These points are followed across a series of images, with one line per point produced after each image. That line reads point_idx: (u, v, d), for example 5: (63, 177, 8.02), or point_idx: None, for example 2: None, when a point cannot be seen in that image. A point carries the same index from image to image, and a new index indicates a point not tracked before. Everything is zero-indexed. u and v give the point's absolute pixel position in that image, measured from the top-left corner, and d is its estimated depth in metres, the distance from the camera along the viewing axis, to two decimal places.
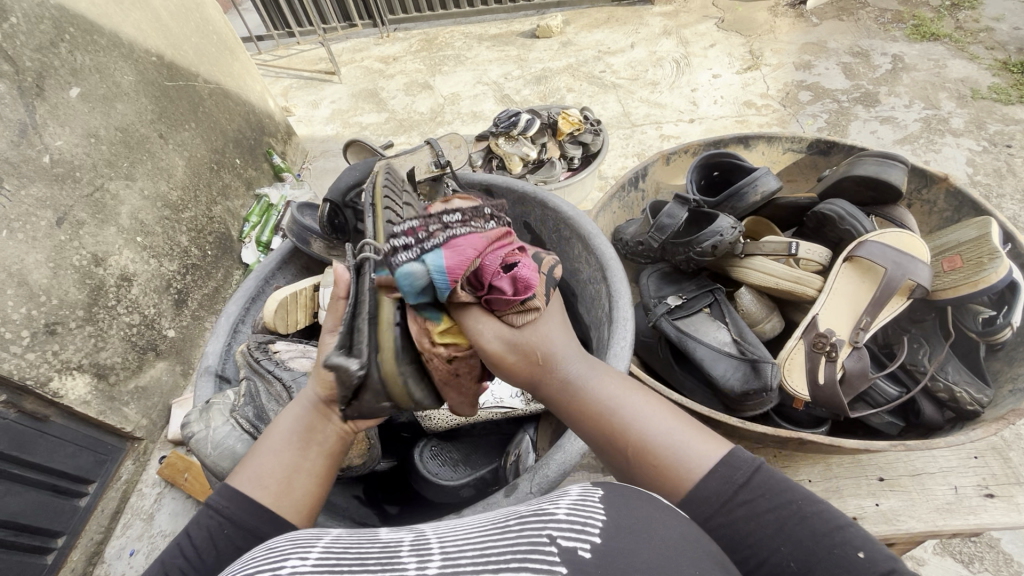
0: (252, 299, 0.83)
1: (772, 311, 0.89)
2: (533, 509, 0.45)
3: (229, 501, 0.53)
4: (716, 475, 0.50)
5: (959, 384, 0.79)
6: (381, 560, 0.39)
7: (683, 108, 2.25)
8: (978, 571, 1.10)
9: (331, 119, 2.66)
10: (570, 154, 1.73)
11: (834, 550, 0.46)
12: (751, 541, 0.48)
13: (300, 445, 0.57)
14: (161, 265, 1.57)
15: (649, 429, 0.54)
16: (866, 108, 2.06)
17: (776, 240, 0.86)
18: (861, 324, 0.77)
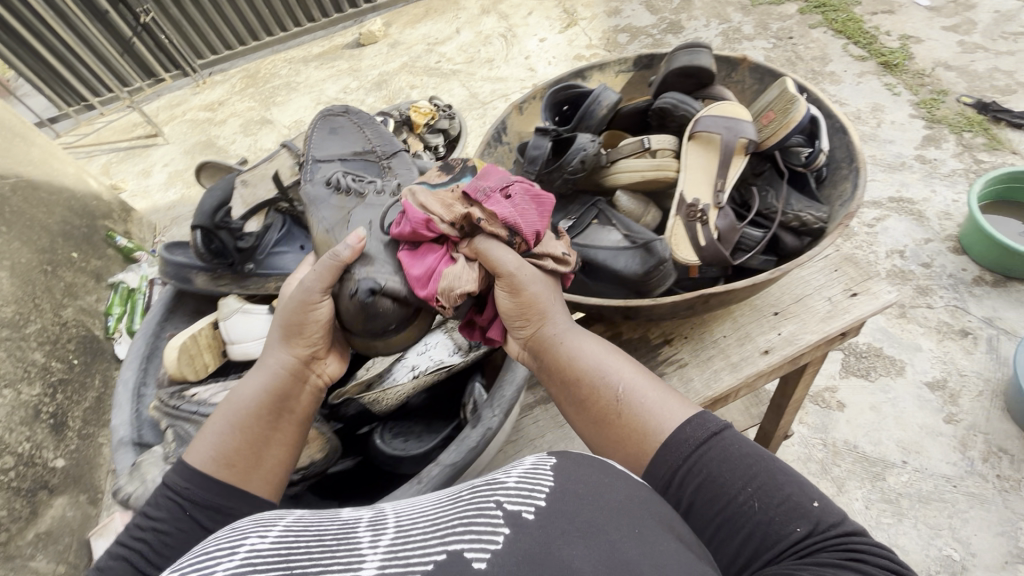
0: (148, 357, 0.72)
1: (648, 205, 0.96)
2: (486, 479, 0.47)
3: (190, 483, 0.54)
4: (691, 425, 0.57)
5: (803, 209, 0.88)
6: (337, 535, 0.41)
7: (524, 76, 2.36)
8: (875, 377, 1.30)
9: (171, 183, 2.44)
10: (433, 143, 1.76)
11: (796, 497, 0.52)
12: (725, 480, 0.53)
13: (268, 416, 0.59)
14: (20, 392, 1.35)
15: (638, 394, 0.60)
16: (674, 36, 2.30)
17: (631, 141, 0.94)
18: (718, 188, 0.88)
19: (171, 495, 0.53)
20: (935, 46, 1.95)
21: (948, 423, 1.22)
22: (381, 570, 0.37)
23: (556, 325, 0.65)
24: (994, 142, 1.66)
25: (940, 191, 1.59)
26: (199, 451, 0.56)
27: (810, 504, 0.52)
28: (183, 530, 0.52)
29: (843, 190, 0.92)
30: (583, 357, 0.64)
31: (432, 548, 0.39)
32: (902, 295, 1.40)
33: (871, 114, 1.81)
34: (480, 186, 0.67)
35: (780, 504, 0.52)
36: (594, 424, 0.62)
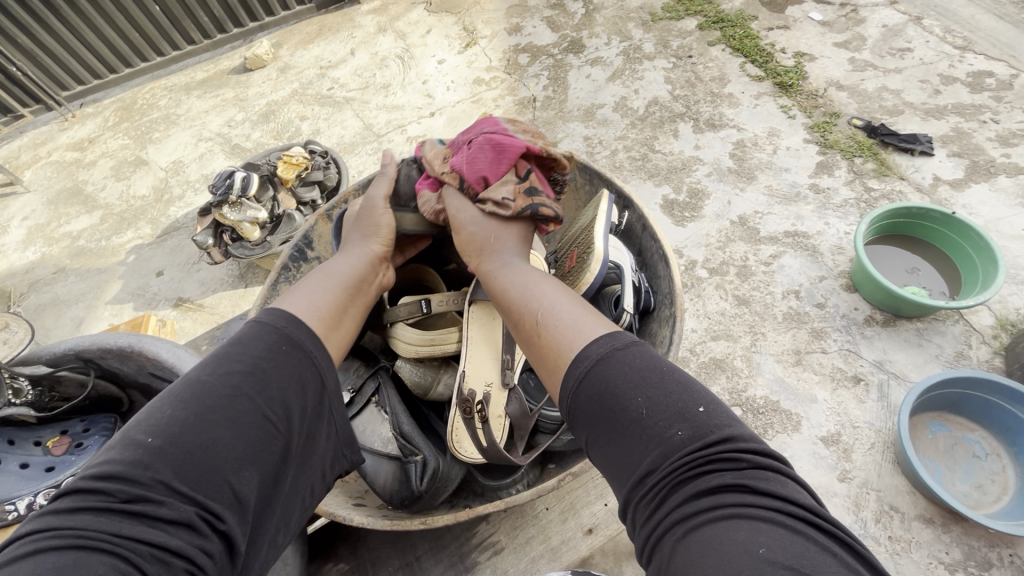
0: None
1: (439, 369, 0.85)
2: None
3: (291, 322, 0.62)
4: (599, 341, 0.53)
5: None
6: None
7: (421, 103, 2.20)
8: (773, 435, 1.25)
9: (29, 241, 2.14)
10: (308, 199, 1.61)
11: (684, 404, 0.47)
12: (622, 402, 0.48)
13: (343, 290, 0.72)
14: None
15: (560, 308, 0.59)
16: (576, 56, 2.20)
17: (405, 302, 0.82)
18: (506, 364, 0.74)
19: (271, 331, 0.60)
20: (827, 65, 1.94)
21: (842, 482, 1.18)
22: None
23: (497, 258, 0.72)
24: (884, 168, 1.65)
25: (833, 223, 1.57)
26: (292, 301, 0.66)
27: (696, 410, 0.47)
28: (270, 360, 0.57)
29: (661, 336, 0.80)
30: (522, 285, 0.66)
31: None
32: (797, 342, 1.37)
33: (767, 139, 1.78)
34: (462, 139, 0.86)
35: (668, 413, 0.47)
36: (523, 340, 0.62)
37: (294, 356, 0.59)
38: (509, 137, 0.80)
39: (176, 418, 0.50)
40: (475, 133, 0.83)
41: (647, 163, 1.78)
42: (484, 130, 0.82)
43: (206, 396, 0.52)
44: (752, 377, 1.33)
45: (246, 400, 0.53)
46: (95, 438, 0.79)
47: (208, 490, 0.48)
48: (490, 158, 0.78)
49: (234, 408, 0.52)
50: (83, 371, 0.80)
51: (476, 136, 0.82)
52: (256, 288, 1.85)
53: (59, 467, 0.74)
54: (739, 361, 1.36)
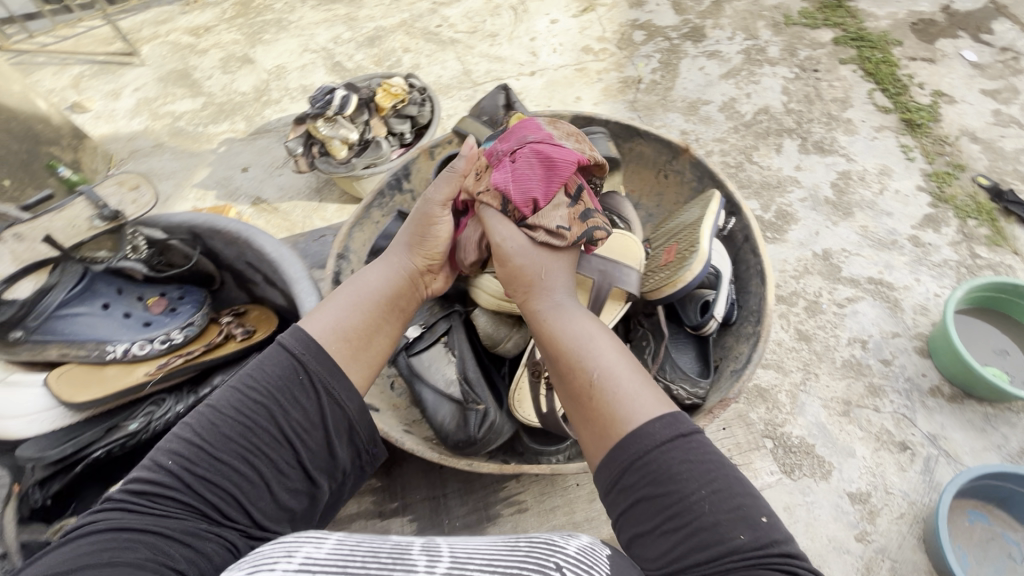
0: None
1: (513, 327, 0.86)
2: (546, 539, 0.51)
3: (309, 348, 0.65)
4: (658, 422, 0.54)
5: (675, 383, 0.80)
6: (393, 555, 0.47)
7: (524, 60, 2.16)
8: (799, 477, 1.22)
9: (136, 111, 2.28)
10: (398, 131, 1.61)
11: (747, 505, 0.50)
12: (676, 494, 0.51)
13: (374, 306, 0.74)
14: None
15: (614, 372, 0.60)
16: (694, 44, 2.09)
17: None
18: None
19: (297, 362, 0.64)
20: (967, 111, 1.77)
21: (858, 541, 1.15)
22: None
23: (548, 300, 0.71)
24: (997, 237, 1.52)
25: (925, 281, 1.47)
26: (328, 318, 0.69)
27: (758, 519, 0.50)
28: (281, 387, 0.62)
29: (739, 354, 0.81)
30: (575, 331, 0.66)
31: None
32: (850, 392, 1.32)
33: (876, 177, 1.66)
34: (497, 150, 0.82)
35: (731, 510, 0.50)
36: (571, 396, 0.62)
37: (310, 384, 0.63)
38: (549, 151, 0.78)
39: (190, 445, 0.57)
40: (511, 146, 0.80)
41: (741, 173, 1.70)
42: (528, 140, 0.79)
43: (224, 420, 0.59)
44: (793, 415, 1.29)
45: (255, 430, 0.59)
46: (186, 307, 0.97)
47: (219, 504, 0.56)
48: (531, 182, 0.76)
49: (244, 436, 0.59)
50: (191, 245, 0.91)
51: (512, 148, 0.79)
52: (329, 204, 1.91)
53: (156, 326, 0.94)
54: (784, 395, 1.32)
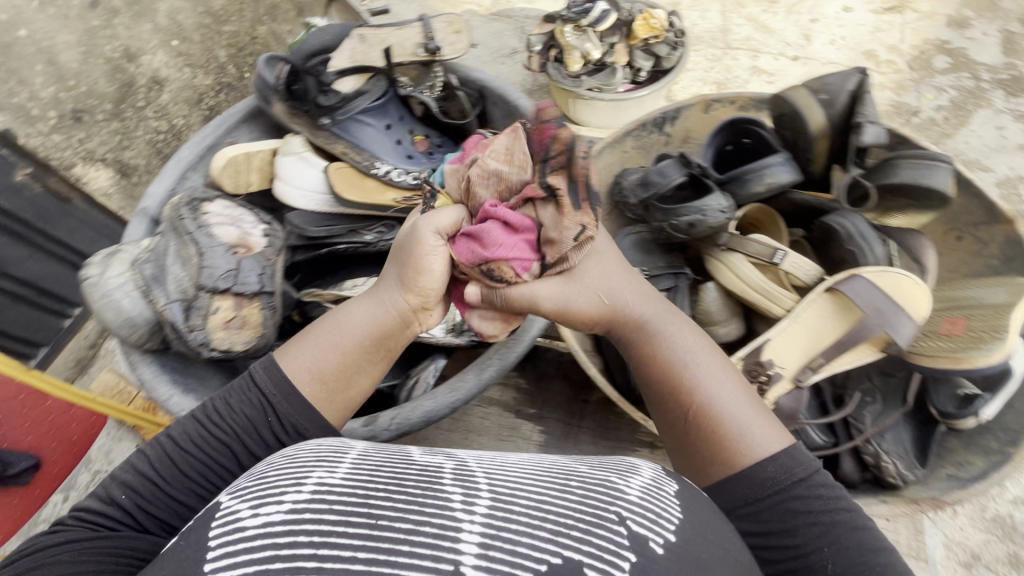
0: (207, 149, 0.94)
1: (731, 317, 0.94)
2: (605, 480, 0.56)
3: (278, 388, 0.68)
4: (772, 462, 0.63)
5: (889, 455, 0.92)
6: (421, 484, 0.52)
7: (793, 40, 1.90)
8: None
9: None
10: (638, 65, 1.56)
11: (860, 550, 0.57)
12: (795, 529, 0.59)
13: (360, 348, 0.72)
14: (195, 77, 1.59)
15: (722, 405, 0.67)
16: (1005, 97, 1.72)
17: (762, 245, 0.88)
18: (812, 364, 0.83)
19: (260, 396, 0.68)
20: None
21: None
22: (480, 548, 0.45)
23: (636, 313, 0.75)
24: None
25: None
26: (295, 360, 0.71)
27: (877, 561, 0.56)
28: (241, 418, 0.67)
29: (964, 462, 0.91)
30: (676, 356, 0.72)
31: (531, 530, 0.48)
32: (986, 548, 1.15)
33: None
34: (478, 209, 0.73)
35: (844, 548, 0.57)
36: (670, 424, 0.70)
37: (271, 422, 0.67)
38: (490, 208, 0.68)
39: (139, 478, 0.63)
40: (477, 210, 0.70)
41: None
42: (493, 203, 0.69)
43: (181, 447, 0.65)
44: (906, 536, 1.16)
45: (218, 452, 0.65)
46: (441, 156, 1.03)
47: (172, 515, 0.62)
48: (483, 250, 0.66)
49: (207, 455, 0.65)
50: (472, 103, 1.04)
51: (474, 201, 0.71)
52: None
53: (415, 160, 0.99)
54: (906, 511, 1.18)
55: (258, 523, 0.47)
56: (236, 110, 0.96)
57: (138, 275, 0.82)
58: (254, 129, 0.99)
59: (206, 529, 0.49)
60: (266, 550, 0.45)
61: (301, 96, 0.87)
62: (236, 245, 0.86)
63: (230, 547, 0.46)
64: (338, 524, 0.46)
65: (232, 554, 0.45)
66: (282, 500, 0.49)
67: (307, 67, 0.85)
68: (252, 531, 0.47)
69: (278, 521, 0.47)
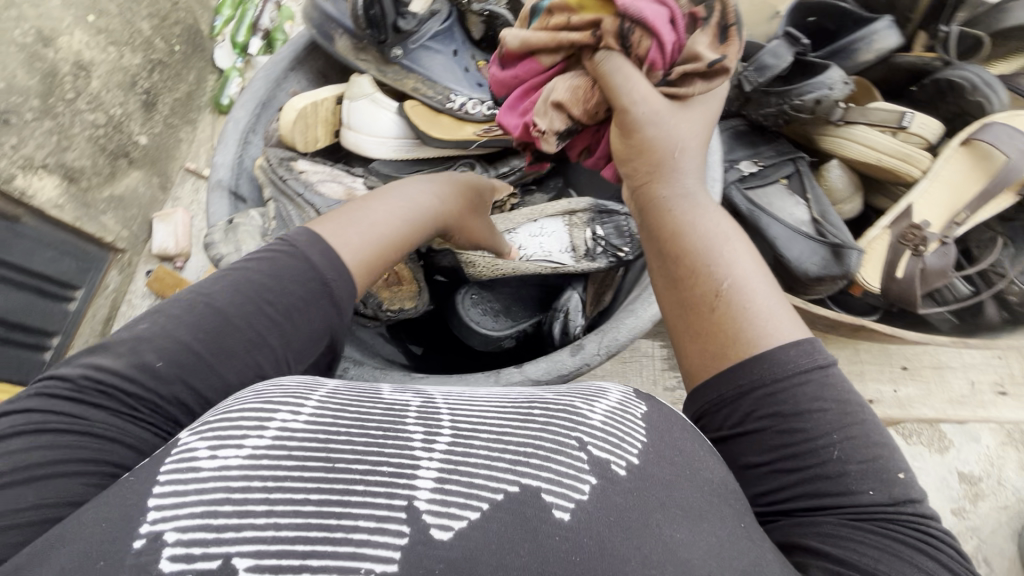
0: (263, 104, 0.75)
1: (854, 193, 0.90)
2: (564, 403, 0.42)
3: (329, 254, 0.51)
4: (795, 349, 0.44)
5: None
6: (382, 424, 0.38)
7: None
8: (914, 443, 1.22)
9: None
10: None
11: (880, 459, 0.41)
12: (807, 414, 0.42)
13: (396, 230, 0.57)
14: (123, 56, 1.36)
15: (749, 275, 0.47)
16: None
17: (887, 109, 0.83)
18: (957, 218, 0.84)
19: (317, 280, 0.50)
20: None
21: (955, 514, 1.18)
22: (436, 484, 0.34)
23: (676, 182, 0.55)
24: None
25: None
26: (337, 233, 0.53)
27: (896, 474, 0.41)
28: (289, 282, 0.50)
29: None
30: (703, 216, 0.52)
31: (501, 471, 0.36)
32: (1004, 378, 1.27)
33: None
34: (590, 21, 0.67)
35: (862, 461, 0.41)
36: (677, 300, 0.49)
37: (326, 290, 0.51)
38: None
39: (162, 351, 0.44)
40: None
41: None
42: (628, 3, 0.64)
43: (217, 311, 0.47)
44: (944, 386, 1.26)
45: (260, 319, 0.48)
46: None
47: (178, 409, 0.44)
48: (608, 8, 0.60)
49: (251, 320, 0.47)
50: None
51: None
52: None
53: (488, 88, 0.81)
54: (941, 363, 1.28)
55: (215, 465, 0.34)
56: (289, 49, 0.77)
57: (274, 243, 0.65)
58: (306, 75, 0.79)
59: (153, 469, 0.35)
60: (214, 493, 0.33)
61: (378, 22, 0.68)
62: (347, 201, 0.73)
63: (176, 489, 0.33)
64: (294, 470, 0.34)
65: (175, 496, 0.33)
66: (236, 447, 0.35)
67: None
68: (203, 474, 0.33)
69: (233, 465, 0.34)
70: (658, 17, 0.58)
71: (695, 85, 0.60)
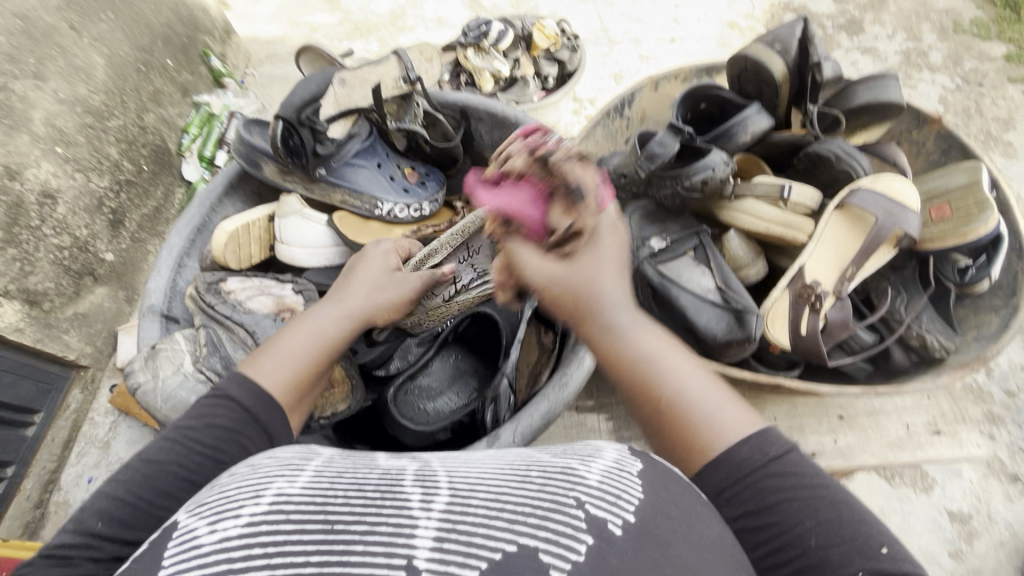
0: (198, 229, 0.79)
1: (755, 258, 0.97)
2: (561, 465, 0.42)
3: (248, 396, 0.55)
4: (746, 446, 0.49)
5: (930, 331, 0.94)
6: (380, 487, 0.38)
7: (665, 25, 2.07)
8: (898, 484, 1.20)
9: (276, 17, 2.20)
10: (545, 73, 1.64)
11: (857, 537, 0.44)
12: (775, 505, 0.46)
13: (313, 353, 0.59)
14: (90, 180, 1.40)
15: (689, 394, 0.51)
16: (849, 36, 1.98)
17: (768, 181, 0.90)
18: (846, 275, 0.90)
19: (232, 407, 0.54)
20: None
21: (951, 557, 1.15)
22: (434, 542, 0.33)
23: (605, 317, 0.55)
24: None
25: None
26: (261, 370, 0.57)
27: (877, 550, 0.43)
28: (217, 418, 0.54)
29: (983, 321, 0.95)
30: (636, 343, 0.54)
31: (498, 530, 0.34)
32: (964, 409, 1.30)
33: None
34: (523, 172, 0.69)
35: (842, 543, 0.44)
36: (638, 416, 0.54)
37: (248, 419, 0.54)
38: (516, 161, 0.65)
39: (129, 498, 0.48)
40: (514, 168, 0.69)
41: None
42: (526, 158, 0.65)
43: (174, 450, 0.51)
44: None
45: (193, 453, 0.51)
46: (435, 185, 0.93)
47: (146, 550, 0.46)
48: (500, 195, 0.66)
49: (188, 457, 0.51)
50: (455, 123, 0.90)
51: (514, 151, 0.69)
52: None
53: (411, 194, 0.88)
54: None
55: (216, 540, 0.33)
56: (223, 176, 0.83)
57: (202, 369, 0.67)
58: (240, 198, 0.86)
59: (158, 551, 0.34)
60: (215, 565, 0.31)
61: (299, 151, 0.78)
62: (276, 312, 0.77)
63: (178, 569, 0.32)
64: (293, 534, 0.33)
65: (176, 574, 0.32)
66: (234, 516, 0.34)
67: (301, 118, 0.76)
68: (205, 550, 0.32)
69: (232, 534, 0.33)
70: (521, 205, 0.63)
71: (583, 220, 0.57)
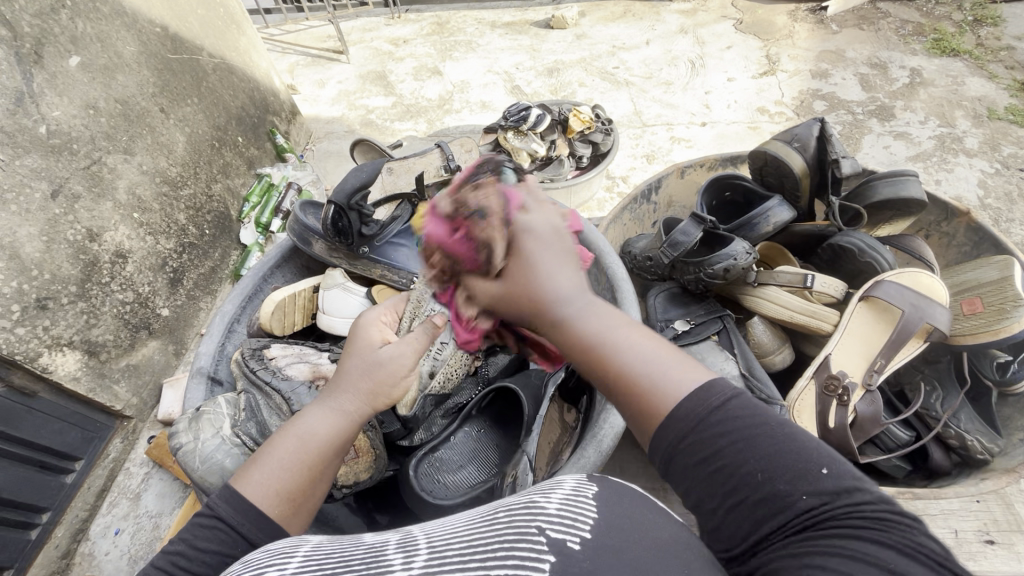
0: (248, 298, 0.86)
1: (782, 343, 0.98)
2: (523, 501, 0.43)
3: (243, 513, 0.50)
4: (696, 396, 0.45)
5: (970, 433, 0.88)
6: (364, 560, 0.39)
7: (696, 110, 2.18)
8: None
9: (337, 101, 2.44)
10: (579, 153, 1.73)
11: (802, 463, 0.41)
12: (722, 446, 0.43)
13: (311, 458, 0.54)
14: (157, 242, 1.53)
15: (641, 357, 0.48)
16: (880, 122, 2.02)
17: (791, 272, 0.92)
18: (874, 366, 0.86)
19: (224, 529, 0.50)
20: None
21: None
22: None
23: (550, 310, 0.52)
24: None
25: None
26: (252, 481, 0.52)
27: (818, 471, 0.40)
28: (213, 540, 0.50)
29: None
30: (588, 320, 0.51)
31: (470, 571, 0.35)
32: None
33: None
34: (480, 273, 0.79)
35: (783, 470, 0.41)
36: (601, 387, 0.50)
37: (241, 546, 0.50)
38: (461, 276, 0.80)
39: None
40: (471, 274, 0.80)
41: None
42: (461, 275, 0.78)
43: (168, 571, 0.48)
44: None
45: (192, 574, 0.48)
46: None
47: None
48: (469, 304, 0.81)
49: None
50: None
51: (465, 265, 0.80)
52: None
53: None
54: None
55: None
56: (276, 250, 0.91)
57: (238, 433, 0.68)
58: (289, 270, 0.93)
59: None
60: None
61: (346, 231, 0.84)
62: (311, 379, 0.80)
63: None
64: None
65: None
66: None
67: (350, 203, 0.82)
68: None
69: None
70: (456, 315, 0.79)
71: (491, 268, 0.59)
